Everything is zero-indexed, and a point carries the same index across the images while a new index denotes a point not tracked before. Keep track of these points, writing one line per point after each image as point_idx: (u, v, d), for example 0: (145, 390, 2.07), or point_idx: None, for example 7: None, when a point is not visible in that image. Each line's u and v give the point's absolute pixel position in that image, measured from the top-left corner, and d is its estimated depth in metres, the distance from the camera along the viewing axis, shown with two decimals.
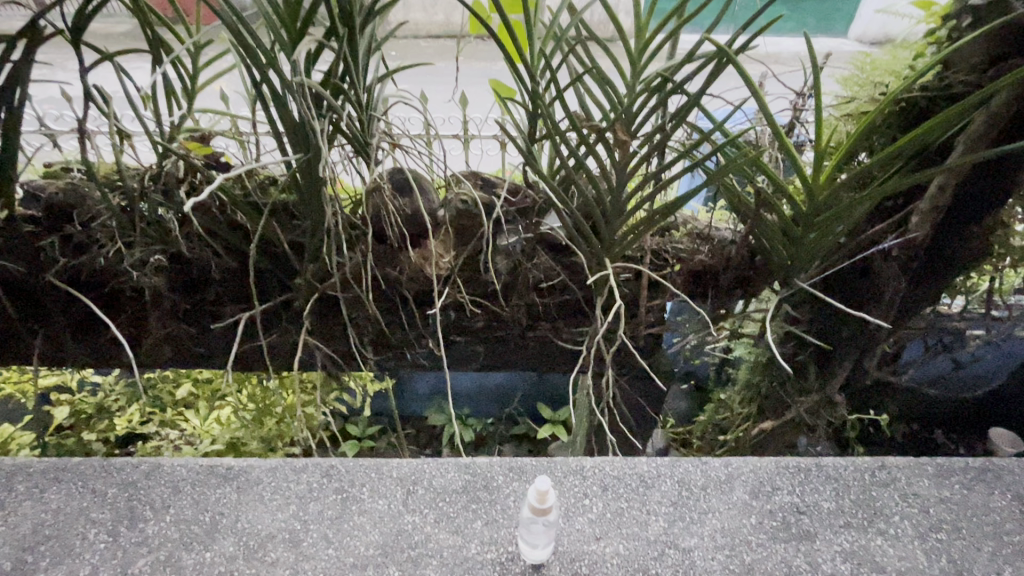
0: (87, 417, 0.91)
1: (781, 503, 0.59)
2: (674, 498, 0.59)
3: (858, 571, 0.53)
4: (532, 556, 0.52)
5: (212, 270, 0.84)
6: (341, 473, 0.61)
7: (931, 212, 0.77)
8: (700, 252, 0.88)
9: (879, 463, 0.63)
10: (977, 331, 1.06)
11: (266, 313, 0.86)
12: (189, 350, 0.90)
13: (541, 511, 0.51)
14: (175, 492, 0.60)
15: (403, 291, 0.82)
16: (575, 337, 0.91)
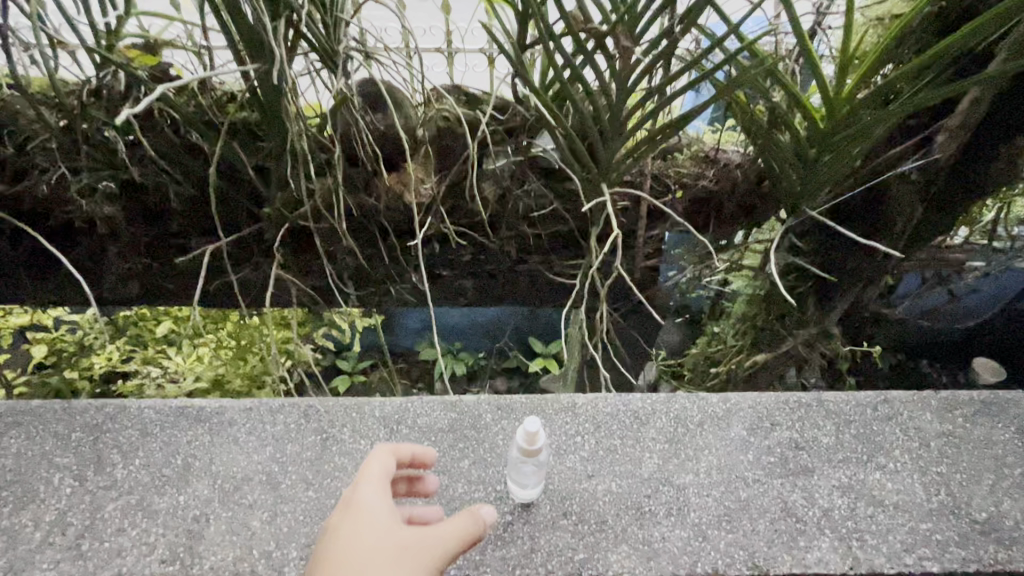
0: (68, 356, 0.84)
1: (779, 439, 0.57)
2: (669, 435, 0.57)
3: (856, 506, 0.52)
4: (523, 496, 0.50)
5: (171, 199, 0.76)
6: (320, 413, 0.58)
7: (959, 131, 0.70)
8: (705, 177, 0.81)
9: (882, 397, 0.60)
10: (977, 264, 1.03)
11: (235, 246, 0.80)
12: (156, 286, 0.85)
13: (531, 453, 0.47)
14: (143, 435, 0.56)
15: (382, 220, 0.76)
16: (568, 270, 0.86)
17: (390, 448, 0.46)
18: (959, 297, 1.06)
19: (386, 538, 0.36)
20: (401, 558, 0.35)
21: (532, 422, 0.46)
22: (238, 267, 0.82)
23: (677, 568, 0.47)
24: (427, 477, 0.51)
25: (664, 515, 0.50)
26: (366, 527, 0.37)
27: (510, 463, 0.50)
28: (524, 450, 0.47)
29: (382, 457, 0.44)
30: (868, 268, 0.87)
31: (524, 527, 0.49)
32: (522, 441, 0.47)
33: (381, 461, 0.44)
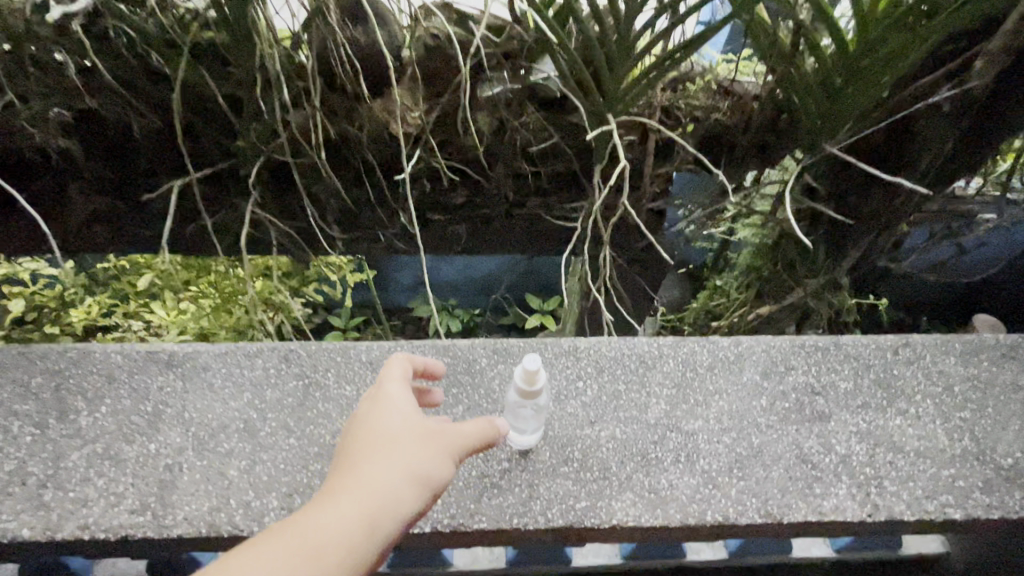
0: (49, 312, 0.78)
1: (794, 384, 0.53)
2: (676, 380, 0.53)
3: (875, 452, 0.48)
4: (520, 441, 0.47)
5: (134, 132, 0.69)
6: (302, 358, 0.54)
7: (1000, 53, 0.62)
8: (718, 110, 0.75)
9: (903, 340, 0.57)
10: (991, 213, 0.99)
11: (209, 185, 0.74)
12: (126, 229, 0.78)
13: (530, 393, 0.43)
14: (110, 381, 0.52)
15: (367, 155, 0.70)
16: (569, 213, 0.81)
17: (406, 355, 0.44)
18: (970, 248, 1.02)
19: (416, 425, 0.37)
20: (431, 445, 0.36)
21: (531, 359, 0.42)
22: (213, 210, 0.76)
23: (686, 516, 0.44)
24: (428, 391, 0.47)
25: (672, 462, 0.47)
26: (396, 418, 0.37)
27: (508, 405, 0.47)
28: (522, 391, 0.43)
29: (401, 363, 0.43)
30: (886, 212, 0.82)
31: (522, 474, 0.46)
32: (520, 383, 0.43)
33: (399, 368, 0.43)
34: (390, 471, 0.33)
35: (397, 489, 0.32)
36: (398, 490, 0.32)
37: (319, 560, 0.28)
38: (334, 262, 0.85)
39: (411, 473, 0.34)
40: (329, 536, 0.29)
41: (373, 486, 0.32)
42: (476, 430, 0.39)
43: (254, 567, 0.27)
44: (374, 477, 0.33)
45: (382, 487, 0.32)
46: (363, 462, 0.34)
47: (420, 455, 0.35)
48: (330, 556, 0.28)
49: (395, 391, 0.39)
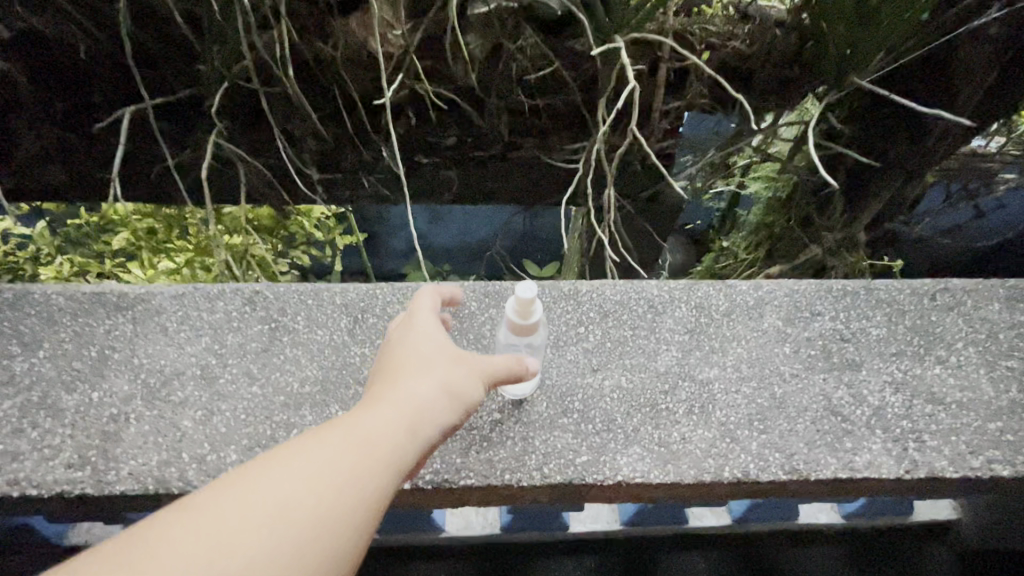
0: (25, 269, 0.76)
1: (821, 330, 0.47)
2: (689, 325, 0.47)
3: (913, 404, 0.43)
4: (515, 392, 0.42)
5: (80, 55, 0.61)
6: (268, 300, 0.48)
7: None
8: (736, 37, 0.67)
9: (942, 284, 0.51)
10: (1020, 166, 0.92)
11: (170, 119, 0.66)
12: (83, 171, 0.71)
13: (523, 328, 0.37)
14: (50, 323, 0.46)
15: (344, 83, 0.62)
16: (569, 156, 0.74)
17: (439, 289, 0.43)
18: (994, 204, 0.95)
19: (451, 348, 0.35)
20: (467, 365, 0.34)
21: (526, 287, 0.36)
22: (177, 148, 0.69)
23: (702, 473, 0.39)
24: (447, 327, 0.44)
25: (685, 414, 0.42)
26: (430, 340, 0.35)
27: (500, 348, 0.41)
28: (517, 328, 0.38)
29: (432, 294, 0.41)
30: (914, 157, 0.75)
31: (516, 426, 0.41)
32: (514, 318, 0.37)
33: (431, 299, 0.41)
34: (427, 384, 0.31)
35: (434, 399, 0.31)
36: (436, 401, 0.31)
37: (364, 459, 0.26)
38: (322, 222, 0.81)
39: (448, 388, 0.32)
40: (370, 437, 0.27)
41: (412, 395, 0.30)
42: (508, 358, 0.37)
43: (299, 461, 0.25)
44: (411, 389, 0.31)
45: (421, 397, 0.31)
46: (399, 378, 0.32)
47: (457, 371, 0.33)
48: (374, 456, 0.27)
49: (425, 316, 0.37)
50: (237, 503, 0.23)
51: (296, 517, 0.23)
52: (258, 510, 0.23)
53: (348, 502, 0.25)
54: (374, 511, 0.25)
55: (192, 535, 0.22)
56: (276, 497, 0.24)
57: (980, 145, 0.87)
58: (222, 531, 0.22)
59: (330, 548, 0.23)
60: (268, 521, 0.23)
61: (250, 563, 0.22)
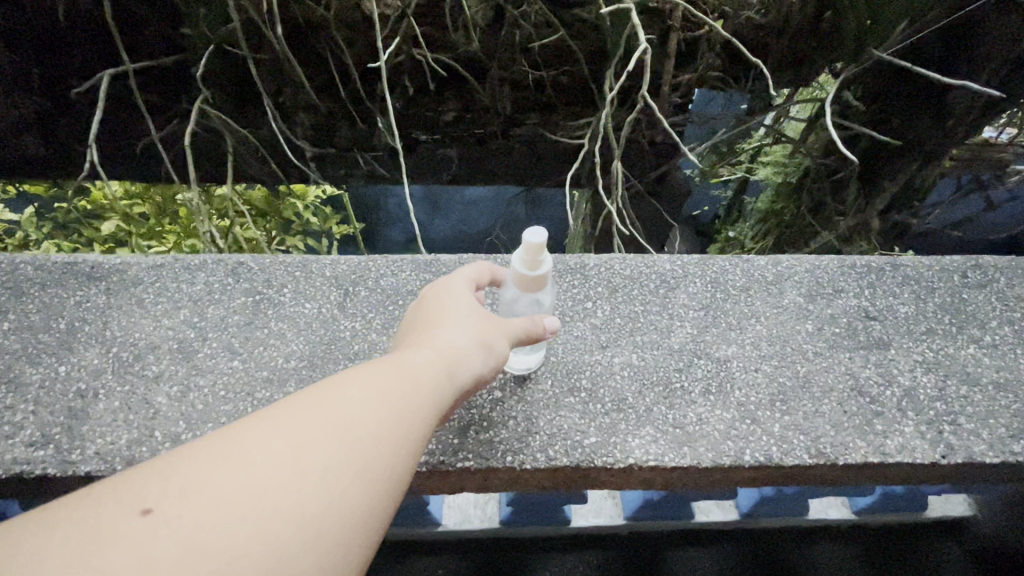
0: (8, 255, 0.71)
1: (845, 308, 0.44)
2: (704, 301, 0.44)
3: (946, 385, 0.40)
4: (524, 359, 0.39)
5: (60, 18, 0.58)
6: (253, 272, 0.45)
7: None
8: (750, 7, 0.64)
9: (972, 261, 0.48)
10: None
11: (156, 88, 0.63)
12: (64, 144, 0.68)
13: (533, 278, 0.34)
14: (16, 293, 0.43)
15: (338, 49, 0.59)
16: (574, 132, 0.70)
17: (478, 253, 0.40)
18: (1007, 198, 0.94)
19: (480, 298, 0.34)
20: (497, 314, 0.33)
21: (533, 234, 0.33)
22: (164, 120, 0.66)
23: (719, 456, 0.36)
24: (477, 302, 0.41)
25: (701, 393, 0.39)
26: (458, 290, 0.34)
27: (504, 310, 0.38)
28: (525, 282, 0.35)
29: (491, 267, 0.38)
30: (933, 138, 0.72)
31: (517, 406, 0.37)
32: (521, 272, 0.34)
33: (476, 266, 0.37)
34: (462, 328, 0.30)
35: (471, 341, 0.30)
36: (473, 343, 0.30)
37: (410, 392, 0.25)
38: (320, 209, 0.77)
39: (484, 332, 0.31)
40: (414, 371, 0.26)
41: (449, 340, 0.29)
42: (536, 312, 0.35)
43: (344, 390, 0.24)
44: (447, 334, 0.30)
45: (459, 344, 0.29)
46: (431, 324, 0.31)
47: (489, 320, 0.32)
48: (420, 389, 0.26)
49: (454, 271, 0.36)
50: (288, 426, 0.21)
51: (352, 440, 0.22)
52: (312, 432, 0.22)
53: (401, 429, 0.24)
54: (424, 441, 0.24)
55: (249, 454, 0.20)
56: (329, 421, 0.22)
57: (992, 136, 0.85)
58: (278, 451, 0.21)
59: (386, 473, 0.22)
60: (324, 441, 0.21)
61: (312, 482, 0.20)
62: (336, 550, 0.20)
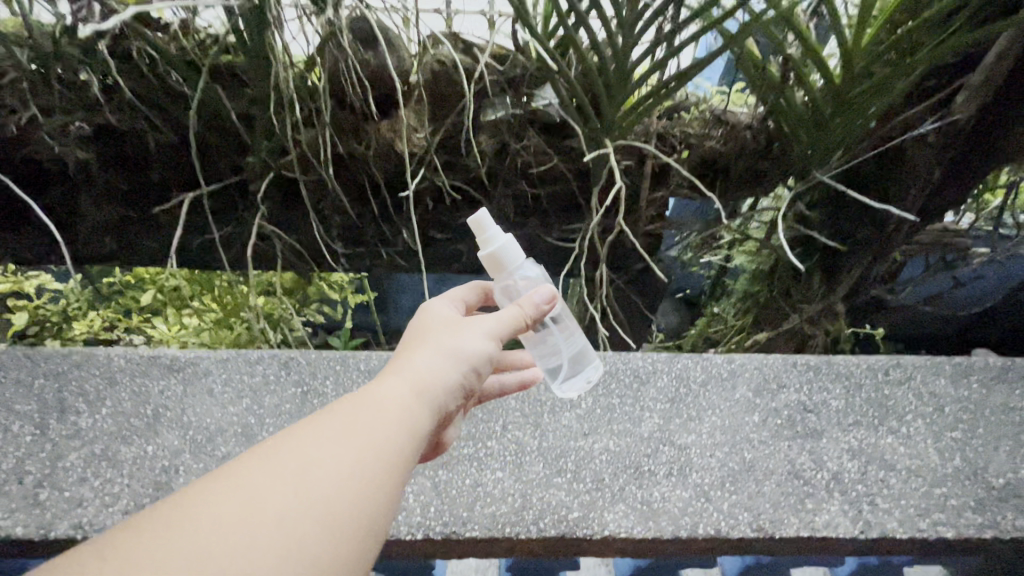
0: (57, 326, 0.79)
1: (787, 401, 0.54)
2: (670, 394, 0.54)
3: (867, 469, 0.49)
4: (580, 382, 0.46)
5: (149, 147, 0.72)
6: (302, 365, 0.55)
7: (982, 88, 0.66)
8: (711, 138, 0.78)
9: (894, 361, 0.58)
10: (982, 250, 1.03)
11: (219, 199, 0.77)
12: (134, 241, 0.81)
13: (491, 255, 0.42)
14: (111, 383, 0.53)
15: (372, 174, 0.73)
16: (568, 234, 0.83)
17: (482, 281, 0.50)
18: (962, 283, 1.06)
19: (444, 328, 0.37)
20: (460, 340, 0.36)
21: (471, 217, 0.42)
22: (222, 224, 0.78)
23: (678, 529, 0.44)
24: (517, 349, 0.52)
25: (664, 475, 0.47)
26: (434, 317, 0.38)
27: (528, 346, 0.45)
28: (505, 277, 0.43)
29: (480, 285, 0.47)
30: (878, 240, 0.84)
31: (515, 486, 0.46)
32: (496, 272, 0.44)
33: (472, 288, 0.47)
34: (431, 352, 0.34)
35: (438, 362, 0.33)
36: (438, 367, 0.33)
37: (374, 421, 0.28)
38: (337, 281, 0.86)
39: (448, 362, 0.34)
40: (375, 406, 0.29)
41: (416, 367, 0.32)
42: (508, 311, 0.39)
43: (309, 430, 0.27)
44: (417, 362, 0.33)
45: (426, 367, 0.33)
46: (402, 354, 0.34)
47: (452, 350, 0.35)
48: (387, 414, 0.29)
49: (431, 303, 0.40)
50: (247, 479, 0.23)
51: (312, 483, 0.24)
52: (275, 476, 0.24)
53: (364, 457, 0.26)
54: (391, 461, 0.27)
55: (203, 511, 0.22)
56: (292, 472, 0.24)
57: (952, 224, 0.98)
58: (235, 503, 0.22)
59: (356, 494, 0.25)
60: (285, 488, 0.23)
61: (275, 527, 0.22)
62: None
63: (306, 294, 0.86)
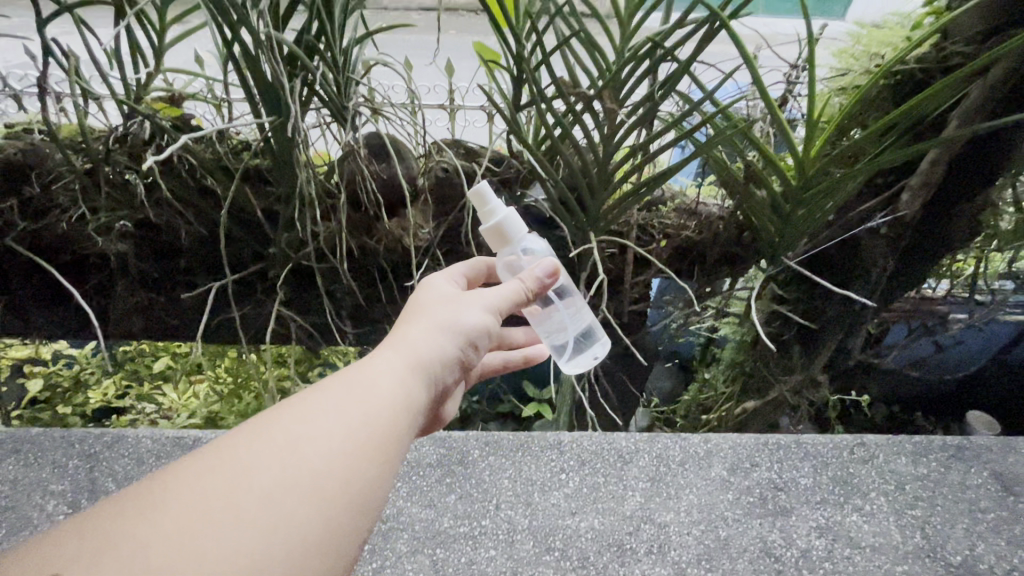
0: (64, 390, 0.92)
1: (759, 480, 0.58)
2: (651, 474, 0.58)
3: (834, 547, 0.53)
4: (587, 355, 0.66)
5: (182, 239, 0.81)
6: None
7: (922, 189, 0.75)
8: (687, 228, 0.87)
9: (859, 439, 0.63)
10: (960, 315, 1.11)
11: (240, 284, 0.85)
12: (160, 320, 0.89)
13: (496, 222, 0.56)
14: (139, 464, 0.58)
15: (381, 262, 0.81)
16: None
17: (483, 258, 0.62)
18: (945, 347, 1.13)
19: (437, 307, 0.45)
20: (449, 319, 0.44)
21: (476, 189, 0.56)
22: (241, 305, 0.86)
23: None
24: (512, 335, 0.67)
25: (645, 552, 0.52)
26: (435, 294, 0.48)
27: (547, 326, 0.65)
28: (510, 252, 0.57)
29: (485, 261, 0.60)
30: (848, 317, 0.92)
31: (508, 564, 0.51)
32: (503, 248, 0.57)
33: (475, 264, 0.59)
34: (424, 332, 0.42)
35: (427, 341, 0.42)
36: (426, 348, 0.41)
37: (364, 396, 0.35)
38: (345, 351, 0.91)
39: (428, 345, 0.41)
40: (365, 386, 0.36)
41: (407, 348, 0.41)
42: (510, 287, 0.49)
43: (313, 402, 0.35)
44: (409, 342, 0.41)
45: (417, 347, 0.41)
46: (402, 330, 0.43)
47: (435, 333, 0.43)
48: (376, 389, 0.36)
49: (435, 281, 0.50)
50: (255, 447, 0.32)
51: (304, 450, 0.32)
52: (278, 444, 0.32)
53: (352, 428, 0.34)
54: (374, 430, 0.34)
55: (223, 470, 0.30)
56: (277, 446, 0.32)
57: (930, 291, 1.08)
58: (249, 462, 0.31)
59: (344, 455, 0.32)
60: (283, 456, 0.31)
61: (273, 485, 0.30)
62: (291, 546, 0.29)
63: (312, 363, 0.90)
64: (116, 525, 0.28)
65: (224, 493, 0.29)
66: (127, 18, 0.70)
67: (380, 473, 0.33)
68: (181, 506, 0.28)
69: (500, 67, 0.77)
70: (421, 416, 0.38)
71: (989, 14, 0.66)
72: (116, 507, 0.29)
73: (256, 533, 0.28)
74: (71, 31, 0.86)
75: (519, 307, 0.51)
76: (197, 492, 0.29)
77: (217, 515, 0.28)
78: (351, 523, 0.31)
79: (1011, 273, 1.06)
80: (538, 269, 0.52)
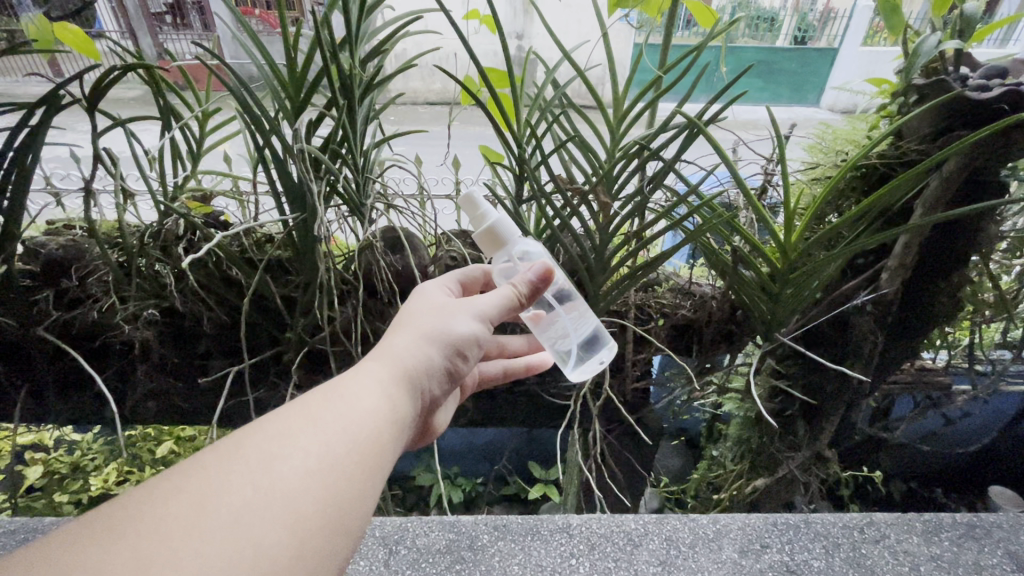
0: (60, 478, 0.99)
1: (770, 562, 0.62)
2: (661, 557, 0.62)
3: None
4: (595, 363, 0.74)
5: (203, 326, 0.86)
6: None
7: (900, 269, 0.80)
8: (683, 307, 0.91)
9: (869, 519, 0.68)
10: (963, 386, 1.10)
11: (255, 368, 0.89)
12: (174, 403, 0.93)
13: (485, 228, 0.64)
14: None
15: None
16: (563, 389, 0.94)
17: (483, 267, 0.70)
18: (953, 419, 1.13)
19: (421, 324, 0.53)
20: (428, 336, 0.52)
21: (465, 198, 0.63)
22: (255, 388, 0.90)
23: None
24: (493, 365, 0.81)
25: None
26: (426, 301, 0.57)
27: (553, 330, 0.75)
28: (509, 258, 0.66)
29: (484, 269, 0.68)
30: (846, 391, 0.93)
31: None
32: (502, 254, 0.65)
33: (475, 269, 0.67)
34: (401, 354, 0.50)
35: (403, 365, 0.49)
36: (400, 372, 0.48)
37: (342, 419, 0.42)
38: None
39: (399, 370, 0.48)
40: (344, 408, 0.43)
41: (383, 370, 0.48)
42: (501, 296, 0.57)
43: (295, 419, 0.41)
44: (387, 362, 0.48)
45: (393, 369, 0.48)
46: (385, 348, 0.50)
47: (400, 364, 0.49)
48: (352, 410, 0.43)
49: (432, 291, 0.59)
50: (238, 464, 0.38)
51: (281, 469, 0.38)
52: (260, 461, 0.38)
53: (328, 449, 0.40)
54: (345, 450, 0.41)
55: (207, 485, 0.36)
56: (243, 472, 0.37)
57: (928, 362, 1.08)
58: (234, 474, 0.37)
59: (319, 472, 0.39)
60: (261, 473, 0.37)
61: (252, 499, 0.36)
62: (263, 559, 0.34)
63: None
64: (114, 527, 0.33)
65: (192, 520, 0.34)
66: (172, 130, 0.78)
67: (351, 489, 0.39)
68: (144, 534, 0.33)
69: (502, 165, 0.84)
70: (392, 438, 0.44)
71: (939, 118, 0.73)
72: (110, 517, 0.34)
73: (224, 555, 0.33)
74: (117, 138, 0.95)
75: (510, 311, 0.59)
76: (183, 505, 0.35)
77: (181, 540, 0.33)
78: (318, 546, 0.37)
79: (1007, 342, 1.08)
80: (531, 273, 0.60)
